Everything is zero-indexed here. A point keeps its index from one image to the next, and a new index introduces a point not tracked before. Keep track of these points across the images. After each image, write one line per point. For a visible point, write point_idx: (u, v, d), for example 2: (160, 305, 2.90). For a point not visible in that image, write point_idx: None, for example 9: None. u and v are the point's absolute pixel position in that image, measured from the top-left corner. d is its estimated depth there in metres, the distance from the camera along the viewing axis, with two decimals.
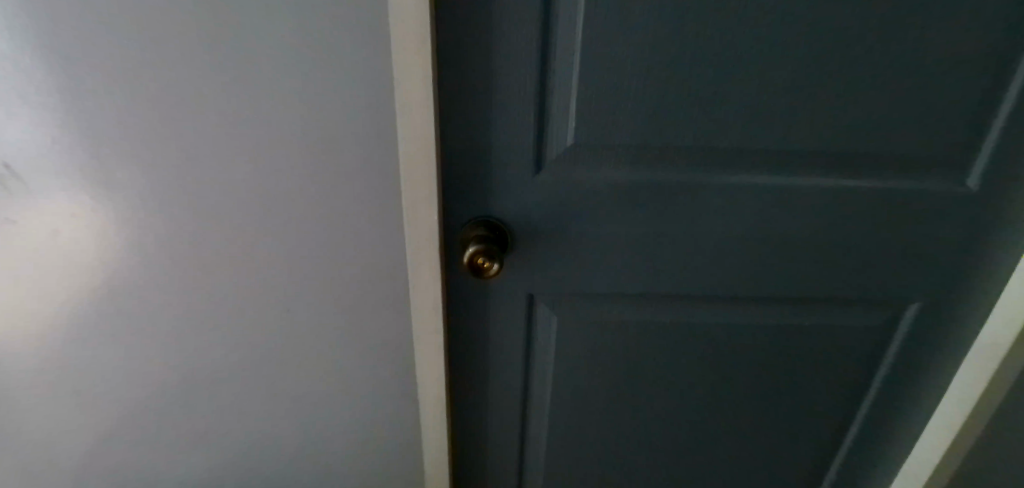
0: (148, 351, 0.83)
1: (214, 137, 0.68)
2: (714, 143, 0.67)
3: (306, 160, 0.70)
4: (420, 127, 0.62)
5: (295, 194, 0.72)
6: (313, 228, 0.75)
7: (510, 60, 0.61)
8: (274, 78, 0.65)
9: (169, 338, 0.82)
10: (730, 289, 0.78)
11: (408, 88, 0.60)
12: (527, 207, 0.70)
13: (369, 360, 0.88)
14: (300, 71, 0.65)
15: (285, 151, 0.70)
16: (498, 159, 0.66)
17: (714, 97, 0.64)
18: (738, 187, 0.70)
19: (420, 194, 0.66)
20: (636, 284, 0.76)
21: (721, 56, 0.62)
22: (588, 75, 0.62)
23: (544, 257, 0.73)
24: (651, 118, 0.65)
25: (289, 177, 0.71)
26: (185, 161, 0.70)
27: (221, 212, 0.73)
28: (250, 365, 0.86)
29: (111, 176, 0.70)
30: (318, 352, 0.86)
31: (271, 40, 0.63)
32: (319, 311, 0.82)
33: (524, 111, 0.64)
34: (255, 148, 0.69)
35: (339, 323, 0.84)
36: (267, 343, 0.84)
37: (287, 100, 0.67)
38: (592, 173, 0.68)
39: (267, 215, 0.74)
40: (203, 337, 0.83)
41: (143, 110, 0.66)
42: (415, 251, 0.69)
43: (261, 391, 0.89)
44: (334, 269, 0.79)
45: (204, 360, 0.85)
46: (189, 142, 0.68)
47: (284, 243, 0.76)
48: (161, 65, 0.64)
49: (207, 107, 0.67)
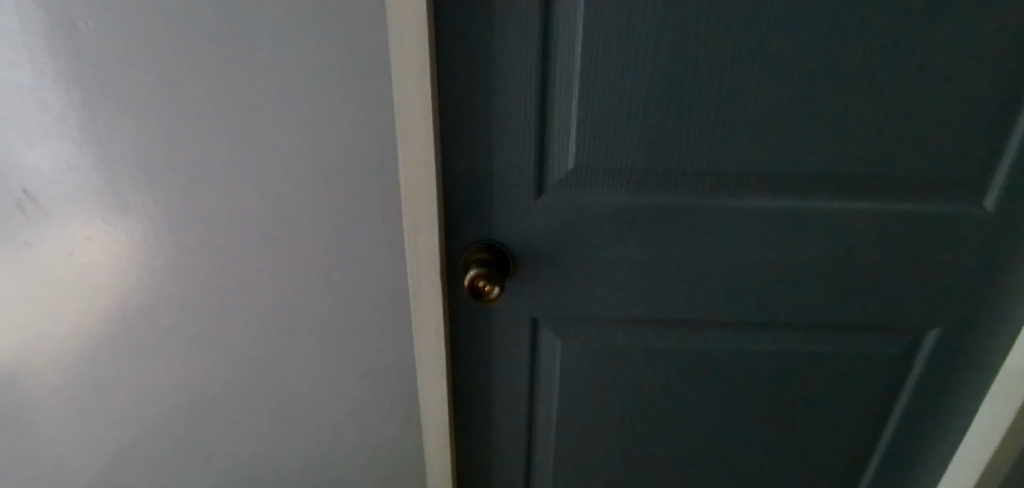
0: (159, 372, 0.84)
1: (224, 161, 0.70)
2: (718, 167, 0.66)
3: (312, 183, 0.71)
4: (421, 153, 0.63)
5: (301, 217, 0.73)
6: (319, 251, 0.76)
7: (510, 87, 0.62)
8: (282, 104, 0.67)
9: (179, 359, 0.83)
10: (738, 315, 0.76)
11: (410, 115, 0.61)
12: (529, 229, 0.69)
13: (376, 385, 0.88)
14: (308, 96, 0.67)
15: (293, 175, 0.71)
16: (500, 182, 0.67)
17: (717, 122, 0.64)
18: (744, 211, 0.69)
19: (422, 219, 0.66)
20: (642, 309, 0.75)
21: (722, 81, 0.62)
22: (590, 101, 0.63)
23: (547, 282, 0.73)
24: (653, 143, 0.65)
25: (294, 198, 0.72)
26: (195, 184, 0.71)
27: (229, 235, 0.74)
28: (256, 387, 0.87)
29: (126, 200, 0.72)
30: (325, 375, 0.86)
31: (279, 68, 0.65)
32: (326, 334, 0.83)
33: (525, 136, 0.64)
34: (263, 172, 0.71)
35: (346, 346, 0.84)
36: (274, 366, 0.85)
37: (295, 125, 0.68)
38: (594, 196, 0.68)
39: (273, 236, 0.75)
40: (211, 360, 0.84)
41: (156, 135, 0.68)
42: (418, 277, 0.69)
43: (269, 414, 0.89)
44: (340, 290, 0.79)
45: (212, 382, 0.86)
46: (200, 166, 0.70)
47: (290, 264, 0.77)
48: (173, 91, 0.66)
49: (217, 132, 0.68)
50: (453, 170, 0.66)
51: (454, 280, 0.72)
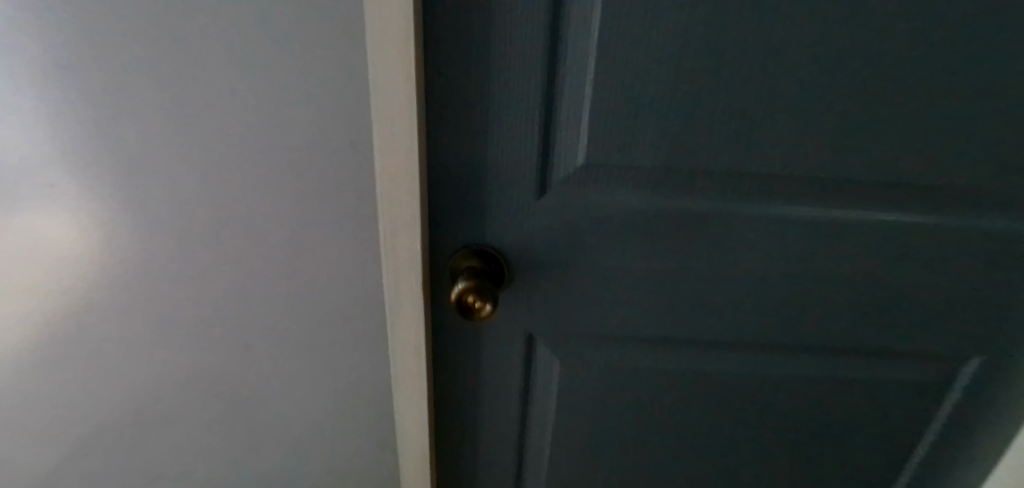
0: (107, 384, 0.74)
1: (174, 134, 0.60)
2: (751, 169, 0.56)
3: (279, 162, 0.63)
4: (401, 143, 0.50)
5: (272, 206, 0.65)
6: (289, 244, 0.67)
7: (512, 64, 0.51)
8: (242, 68, 0.58)
9: (129, 368, 0.73)
10: (760, 336, 0.67)
11: (388, 94, 0.48)
12: (528, 233, 0.59)
13: (350, 394, 0.79)
14: (273, 60, 0.57)
15: (257, 153, 0.62)
16: (495, 178, 0.56)
17: (756, 116, 0.53)
18: (777, 220, 0.59)
19: (401, 223, 0.54)
20: (653, 326, 0.66)
21: (765, 70, 0.51)
22: (607, 85, 0.52)
23: (546, 293, 0.64)
24: (678, 138, 0.54)
25: (260, 179, 0.63)
26: (139, 161, 0.61)
27: (182, 220, 0.65)
28: (213, 394, 0.77)
29: (58, 180, 0.62)
30: (295, 383, 0.77)
31: (239, 25, 0.56)
32: (294, 335, 0.74)
33: (527, 124, 0.53)
34: (222, 146, 0.61)
35: (316, 349, 0.75)
36: (235, 370, 0.75)
37: (267, 103, 0.59)
38: (605, 197, 0.58)
39: (233, 222, 0.65)
40: (165, 367, 0.74)
41: (92, 104, 0.58)
42: (396, 291, 0.58)
43: (230, 424, 0.80)
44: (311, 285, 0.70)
45: (167, 392, 0.76)
46: (158, 149, 0.61)
47: (253, 255, 0.67)
48: (125, 59, 0.56)
49: (165, 99, 0.58)
50: (439, 163, 0.55)
51: (438, 291, 0.61)
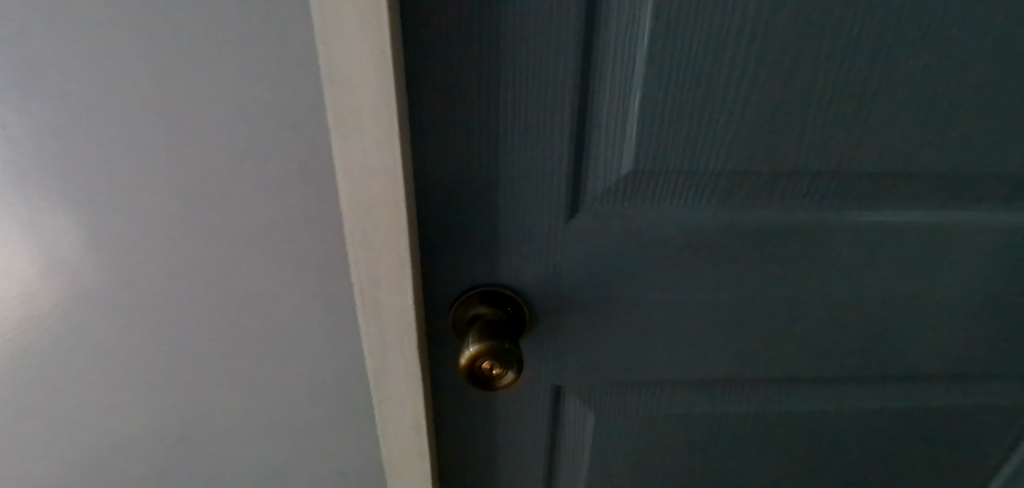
0: (55, 442, 0.62)
1: (84, 119, 0.48)
2: (850, 165, 0.43)
3: (230, 153, 0.50)
4: (377, 162, 0.34)
5: (226, 216, 0.53)
6: (248, 261, 0.55)
7: (531, 37, 0.36)
8: (169, 30, 0.46)
9: (73, 422, 0.61)
10: (841, 367, 0.54)
11: (354, 94, 0.32)
12: (556, 264, 0.45)
13: (335, 431, 0.67)
14: (211, 18, 0.46)
15: (197, 141, 0.50)
16: (512, 193, 0.41)
17: (863, 93, 0.40)
18: (874, 228, 0.46)
19: (385, 274, 0.38)
20: (711, 366, 0.52)
21: (880, 33, 0.38)
22: (668, 61, 0.37)
23: (581, 338, 0.49)
24: (759, 130, 0.40)
25: (208, 175, 0.51)
26: (42, 155, 0.48)
27: (109, 231, 0.52)
28: (169, 440, 0.64)
29: None
30: (271, 427, 0.65)
31: None
32: (266, 365, 0.62)
33: (554, 123, 0.38)
34: (151, 134, 0.49)
35: (291, 381, 0.63)
36: (194, 411, 0.63)
37: (208, 86, 0.48)
38: (657, 212, 0.43)
39: (178, 231, 0.53)
40: (119, 419, 0.62)
41: None
42: (383, 360, 0.42)
43: (194, 474, 0.68)
44: (282, 304, 0.58)
45: (125, 446, 0.64)
46: (84, 156, 0.49)
47: (207, 271, 0.55)
48: (35, 46, 0.45)
49: (66, 74, 0.46)
50: (432, 182, 0.39)
51: (439, 344, 0.46)
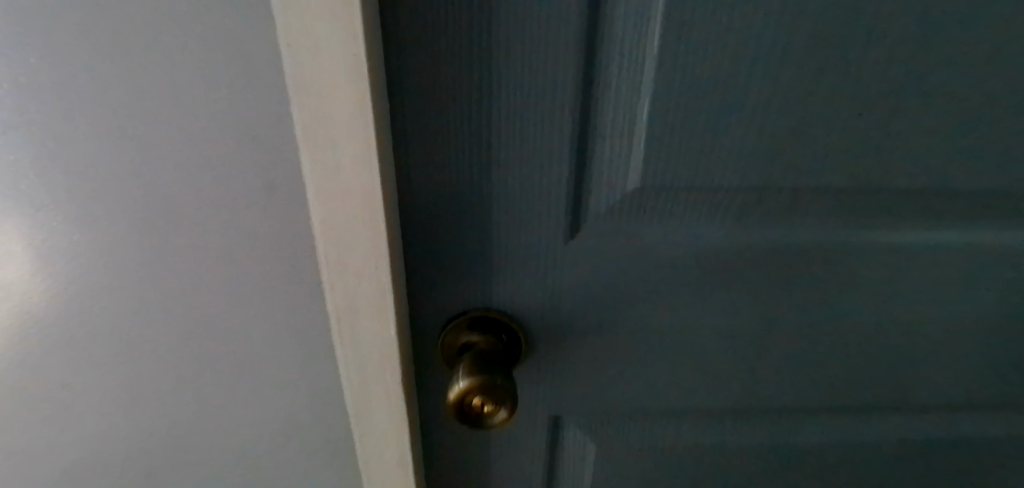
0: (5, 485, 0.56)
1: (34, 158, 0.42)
2: (882, 181, 0.38)
3: (200, 190, 0.45)
4: (353, 180, 0.30)
5: (176, 238, 0.46)
6: (206, 286, 0.49)
7: (527, 38, 0.32)
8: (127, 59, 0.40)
9: (24, 465, 0.55)
10: (866, 400, 0.49)
11: (324, 104, 0.28)
12: (555, 287, 0.41)
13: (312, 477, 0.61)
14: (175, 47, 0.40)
15: (163, 179, 0.44)
16: (506, 210, 0.37)
17: (898, 103, 0.36)
18: (904, 248, 0.42)
19: (363, 301, 0.34)
20: (725, 398, 0.48)
21: (917, 38, 0.34)
22: (681, 66, 0.33)
23: (581, 366, 0.45)
24: (781, 143, 0.36)
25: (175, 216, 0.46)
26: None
27: (66, 277, 0.47)
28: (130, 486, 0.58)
29: None
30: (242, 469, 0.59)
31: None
32: (237, 408, 0.55)
33: (551, 134, 0.34)
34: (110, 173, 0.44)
35: (264, 423, 0.56)
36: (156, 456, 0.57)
37: (150, 90, 0.41)
38: (666, 231, 0.39)
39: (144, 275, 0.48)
40: (69, 464, 0.56)
41: None
42: (364, 393, 0.38)
43: None
44: (255, 346, 0.52)
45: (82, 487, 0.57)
46: (34, 198, 0.44)
47: (177, 316, 0.50)
48: None
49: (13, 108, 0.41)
50: (418, 198, 0.36)
51: (428, 371, 0.43)
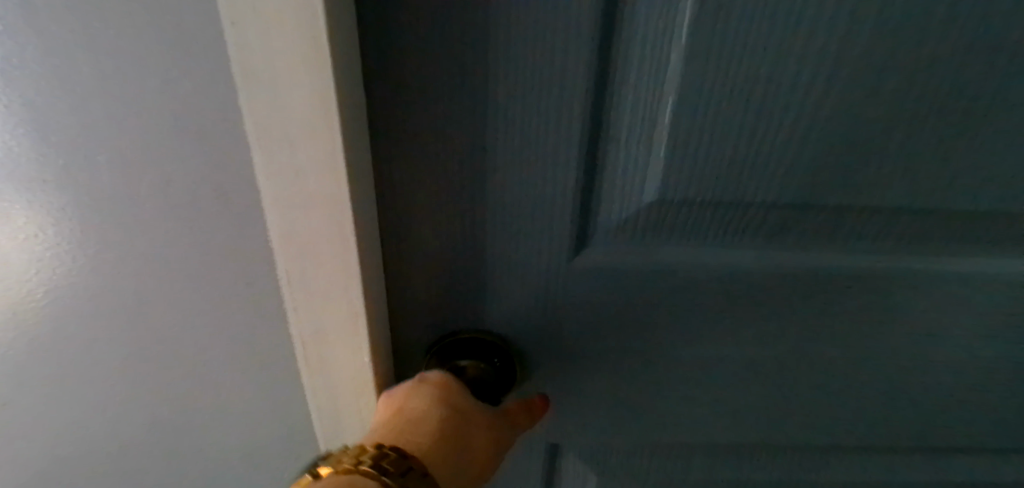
0: None
1: None
2: (941, 201, 0.33)
3: (115, 268, 0.32)
4: (315, 188, 0.25)
5: (26, 304, 0.33)
6: (77, 357, 0.35)
7: (527, 23, 0.27)
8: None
9: None
10: (902, 441, 0.44)
11: (280, 96, 0.23)
12: (555, 308, 0.36)
13: None
14: (41, 60, 0.26)
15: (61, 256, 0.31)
16: (502, 220, 0.32)
17: (969, 112, 0.30)
18: (958, 280, 0.37)
19: (333, 326, 0.29)
20: (743, 433, 0.43)
21: (1004, 37, 0.27)
22: (713, 62, 0.27)
23: (583, 394, 0.40)
24: (827, 155, 0.31)
25: (97, 308, 0.33)
26: None
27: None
28: None
29: None
30: None
31: None
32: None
33: (555, 135, 0.29)
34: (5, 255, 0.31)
35: None
36: None
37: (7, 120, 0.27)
38: (685, 250, 0.34)
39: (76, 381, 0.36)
40: None
41: None
42: (337, 424, 0.34)
43: None
44: (216, 440, 0.41)
45: None
46: None
47: (124, 424, 0.39)
48: None
49: None
50: (400, 203, 0.31)
51: None
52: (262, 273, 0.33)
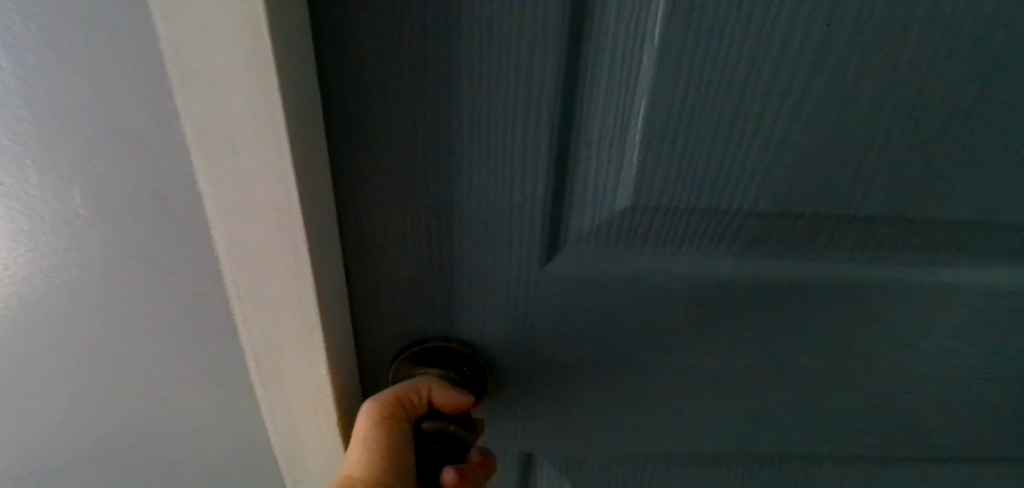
0: None
1: None
2: (919, 210, 0.32)
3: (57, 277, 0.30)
4: (262, 194, 0.23)
5: None
6: (14, 370, 0.33)
7: (489, 21, 0.25)
8: None
9: None
10: (879, 451, 0.43)
11: (220, 96, 0.21)
12: (525, 317, 0.35)
13: None
14: None
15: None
16: (468, 226, 0.31)
17: (948, 119, 0.29)
18: (937, 289, 0.36)
19: (287, 339, 0.28)
20: (719, 443, 0.42)
21: (984, 44, 0.27)
22: (685, 65, 0.26)
23: (556, 404, 0.39)
24: (803, 162, 0.29)
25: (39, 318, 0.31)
26: None
27: None
28: None
29: None
30: None
31: None
32: None
33: (522, 139, 0.28)
34: None
35: None
36: None
37: None
38: (659, 257, 0.33)
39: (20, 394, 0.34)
40: None
41: None
42: (295, 439, 0.32)
43: None
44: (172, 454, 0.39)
45: None
46: None
47: (73, 438, 0.37)
48: None
49: None
50: (360, 209, 0.30)
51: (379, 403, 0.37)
52: (213, 282, 0.31)
